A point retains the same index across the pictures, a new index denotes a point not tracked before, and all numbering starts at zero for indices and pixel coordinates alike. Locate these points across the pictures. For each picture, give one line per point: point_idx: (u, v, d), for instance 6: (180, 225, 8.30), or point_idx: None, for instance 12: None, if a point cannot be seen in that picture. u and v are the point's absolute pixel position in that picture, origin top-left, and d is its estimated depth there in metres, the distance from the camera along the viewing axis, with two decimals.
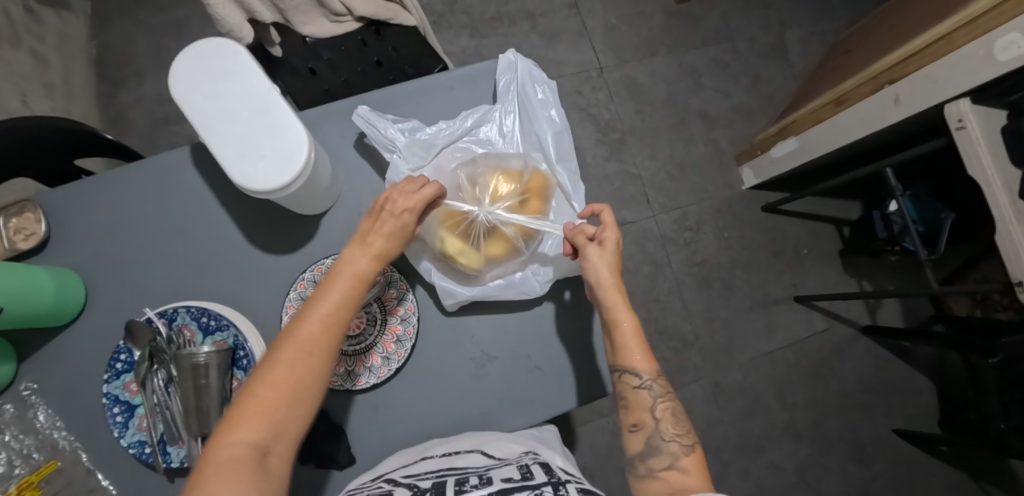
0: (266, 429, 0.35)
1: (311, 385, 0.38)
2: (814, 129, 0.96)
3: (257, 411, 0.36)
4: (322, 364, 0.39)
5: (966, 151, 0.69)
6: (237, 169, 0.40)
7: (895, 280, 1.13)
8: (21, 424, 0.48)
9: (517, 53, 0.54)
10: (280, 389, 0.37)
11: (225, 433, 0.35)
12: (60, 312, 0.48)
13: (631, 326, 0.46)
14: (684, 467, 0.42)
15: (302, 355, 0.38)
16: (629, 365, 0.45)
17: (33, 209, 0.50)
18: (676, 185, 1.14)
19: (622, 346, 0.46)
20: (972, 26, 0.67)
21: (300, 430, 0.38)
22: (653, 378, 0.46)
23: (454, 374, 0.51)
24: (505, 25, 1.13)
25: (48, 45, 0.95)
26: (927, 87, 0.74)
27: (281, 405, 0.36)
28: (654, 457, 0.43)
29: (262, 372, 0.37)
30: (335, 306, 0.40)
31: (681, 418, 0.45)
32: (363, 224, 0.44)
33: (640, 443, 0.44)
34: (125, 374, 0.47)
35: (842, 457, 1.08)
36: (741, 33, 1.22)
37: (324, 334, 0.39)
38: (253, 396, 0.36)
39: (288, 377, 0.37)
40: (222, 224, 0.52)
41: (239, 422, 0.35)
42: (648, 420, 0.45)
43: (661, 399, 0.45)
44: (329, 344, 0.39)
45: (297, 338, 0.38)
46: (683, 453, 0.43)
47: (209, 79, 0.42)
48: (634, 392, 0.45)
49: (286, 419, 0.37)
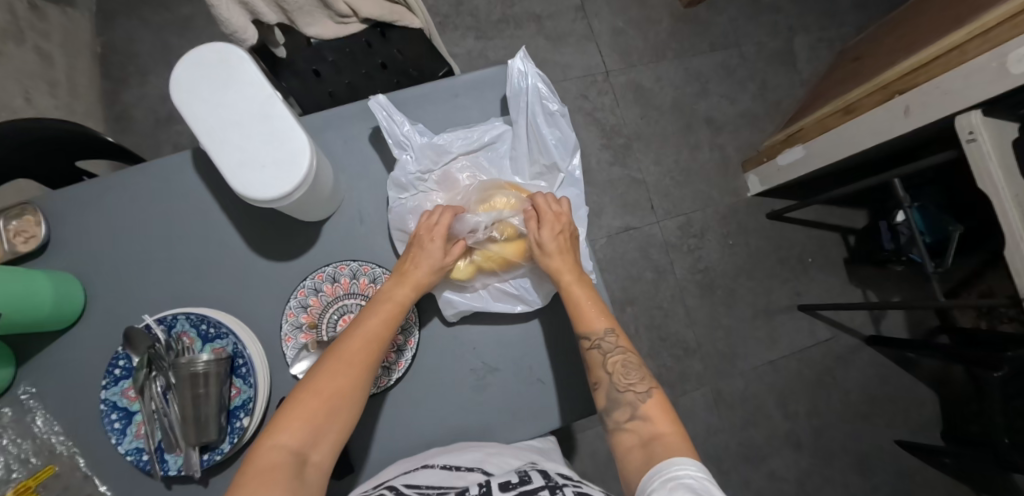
0: (305, 438, 0.38)
1: (351, 398, 0.41)
2: (822, 137, 0.95)
3: (299, 419, 0.39)
4: (361, 379, 0.41)
5: (977, 164, 0.68)
6: (237, 178, 0.40)
7: (900, 290, 1.12)
8: (18, 428, 0.48)
9: (529, 60, 0.52)
10: (321, 399, 0.40)
11: (270, 438, 0.38)
12: (62, 315, 0.48)
13: (586, 297, 0.47)
14: (644, 416, 0.43)
15: (343, 368, 0.41)
16: (582, 329, 0.46)
17: (33, 211, 0.49)
18: (681, 191, 1.13)
19: (576, 315, 0.46)
20: (985, 37, 0.66)
21: (337, 441, 0.40)
22: (604, 336, 0.46)
23: (455, 385, 0.50)
24: (511, 28, 1.13)
25: (52, 42, 0.94)
26: (938, 98, 0.73)
27: (321, 415, 0.39)
28: (617, 410, 0.44)
29: (307, 384, 0.40)
30: (376, 326, 0.43)
31: (634, 367, 0.45)
32: (405, 254, 0.48)
33: (603, 398, 0.45)
34: (124, 380, 0.47)
35: (843, 468, 1.07)
36: (749, 38, 1.21)
37: (365, 351, 0.42)
38: (297, 405, 0.39)
39: (330, 388, 0.40)
40: (223, 229, 0.52)
41: (284, 428, 0.38)
42: (603, 376, 0.45)
43: (613, 354, 0.45)
44: (369, 361, 0.42)
45: (341, 353, 0.42)
46: (640, 401, 0.44)
47: (210, 86, 0.41)
48: (587, 352, 0.46)
49: (324, 430, 0.39)
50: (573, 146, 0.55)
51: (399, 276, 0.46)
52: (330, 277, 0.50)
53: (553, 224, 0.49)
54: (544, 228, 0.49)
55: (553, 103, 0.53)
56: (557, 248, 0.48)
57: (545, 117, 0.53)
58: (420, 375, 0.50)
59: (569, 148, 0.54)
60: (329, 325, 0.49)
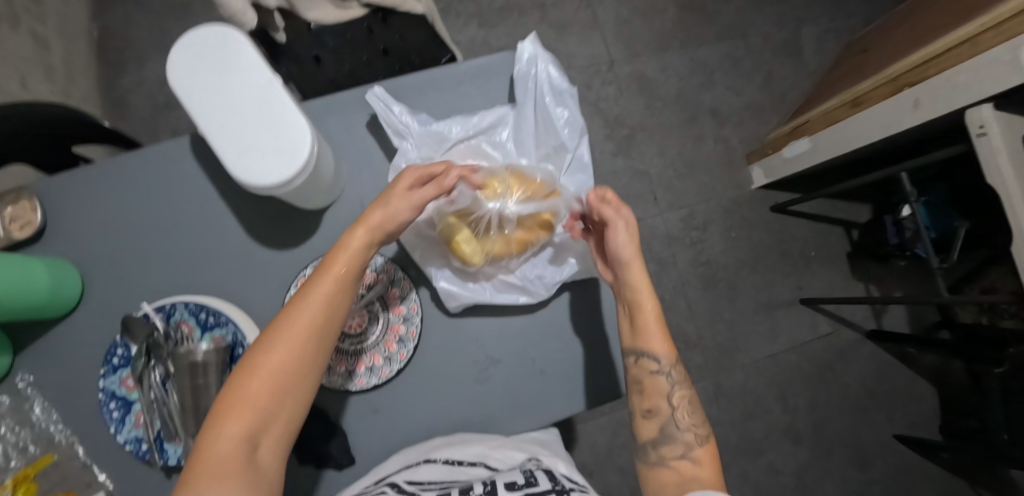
0: (255, 422, 0.36)
1: (300, 376, 0.38)
2: (828, 130, 0.94)
3: (247, 405, 0.36)
4: (314, 357, 0.39)
5: (986, 158, 0.68)
6: (238, 165, 0.39)
7: (902, 285, 1.12)
8: (17, 416, 0.47)
9: (537, 45, 0.51)
10: (267, 379, 0.37)
11: (214, 425, 0.35)
12: (59, 303, 0.47)
13: (653, 311, 0.44)
14: (695, 458, 0.42)
15: (293, 348, 0.38)
16: (650, 350, 0.44)
17: (29, 197, 0.49)
18: (684, 184, 1.12)
19: (643, 334, 0.44)
20: (998, 30, 0.64)
21: (293, 417, 0.39)
22: (673, 364, 0.44)
23: (457, 376, 0.50)
24: (515, 16, 1.11)
25: (48, 26, 0.92)
26: (949, 92, 0.72)
27: (272, 397, 0.37)
28: (666, 445, 0.43)
29: (250, 363, 0.37)
30: (325, 297, 0.40)
31: (697, 407, 0.44)
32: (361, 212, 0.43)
33: (653, 430, 0.44)
34: (122, 369, 0.46)
35: (842, 461, 1.08)
36: (756, 28, 1.19)
37: (315, 323, 0.39)
38: (243, 389, 0.36)
39: (279, 369, 0.37)
40: (223, 217, 0.51)
41: (229, 414, 0.36)
42: (664, 407, 0.44)
43: (679, 386, 0.44)
44: (318, 335, 0.39)
45: (289, 331, 0.38)
46: (697, 443, 0.42)
47: (210, 70, 0.40)
48: (652, 378, 0.44)
49: (276, 411, 0.37)
50: (581, 130, 0.54)
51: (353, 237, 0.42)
52: None
53: (626, 226, 0.45)
54: (617, 228, 0.45)
55: (559, 88, 0.53)
56: (632, 254, 0.45)
57: (551, 104, 0.53)
58: (420, 366, 0.50)
59: (578, 131, 0.54)
60: None
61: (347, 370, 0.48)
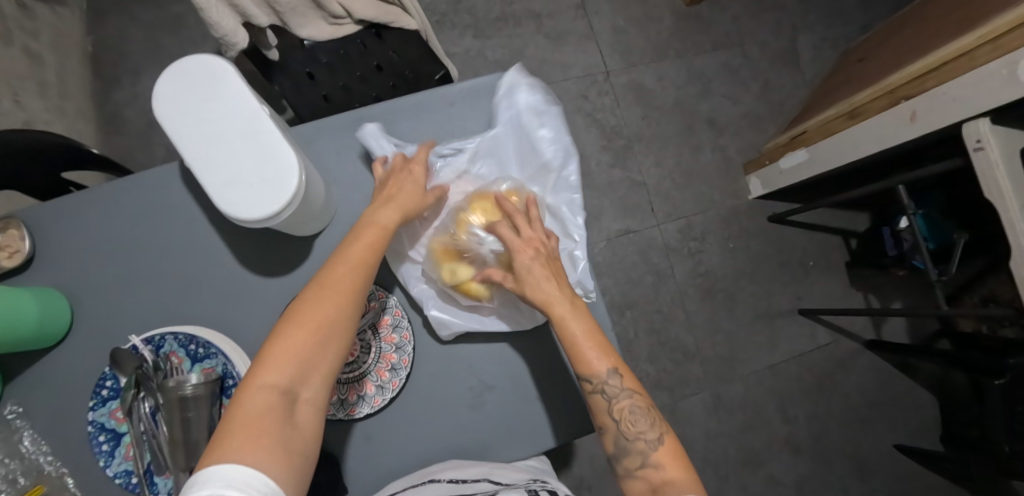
0: (293, 373, 0.37)
1: (338, 331, 0.39)
2: (826, 141, 0.93)
3: (282, 356, 0.37)
4: (348, 310, 0.40)
5: (983, 172, 0.67)
6: (224, 198, 0.38)
7: (901, 294, 1.11)
8: (6, 448, 0.47)
9: (522, 68, 0.53)
10: (304, 333, 0.38)
11: (252, 378, 0.36)
12: (46, 334, 0.46)
13: (581, 332, 0.43)
14: (656, 463, 0.41)
15: (326, 301, 0.39)
16: (580, 370, 0.43)
17: (17, 225, 0.48)
18: (682, 194, 1.11)
19: (575, 353, 0.43)
20: (996, 44, 0.64)
21: (330, 372, 0.39)
22: (607, 378, 0.43)
23: (451, 404, 0.49)
24: (510, 26, 1.10)
25: (42, 42, 0.92)
26: (946, 105, 0.71)
27: (307, 347, 0.38)
28: (626, 457, 0.42)
29: (286, 321, 0.39)
30: (359, 260, 0.42)
31: (642, 413, 0.43)
32: (380, 191, 0.46)
33: (610, 445, 0.43)
34: (112, 400, 0.46)
35: (843, 472, 1.07)
36: (753, 37, 1.19)
37: (349, 282, 0.41)
38: (276, 343, 0.38)
39: (313, 323, 0.39)
40: (214, 245, 0.50)
41: (266, 367, 0.37)
42: (609, 423, 0.43)
43: (617, 399, 0.43)
44: (352, 293, 0.41)
45: (322, 285, 0.40)
46: (652, 448, 0.42)
47: (195, 101, 0.40)
48: (589, 397, 0.43)
49: (315, 364, 0.38)
50: (570, 150, 0.53)
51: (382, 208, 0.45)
52: None
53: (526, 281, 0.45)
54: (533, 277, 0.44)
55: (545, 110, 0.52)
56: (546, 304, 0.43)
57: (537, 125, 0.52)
58: (415, 392, 0.49)
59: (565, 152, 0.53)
60: None
61: (339, 399, 0.47)
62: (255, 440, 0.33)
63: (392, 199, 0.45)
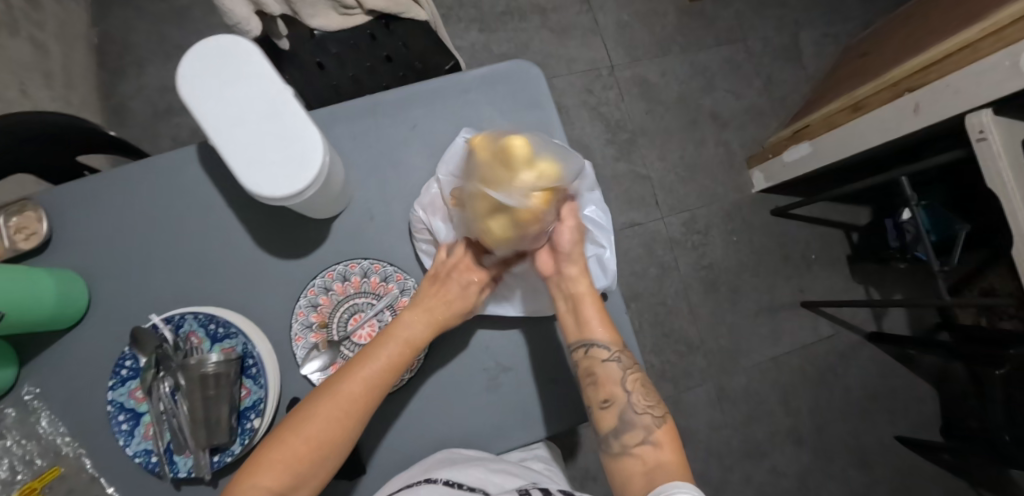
0: (288, 481, 0.38)
1: (339, 444, 0.40)
2: (830, 134, 0.94)
3: (283, 461, 0.38)
4: (354, 425, 0.41)
5: (986, 162, 0.68)
6: (247, 176, 0.38)
7: (902, 287, 1.13)
8: (23, 429, 0.47)
9: (530, 63, 0.56)
10: (309, 443, 0.39)
11: (252, 476, 0.38)
12: (63, 315, 0.46)
13: (590, 292, 0.49)
14: (655, 441, 0.44)
15: (338, 414, 0.40)
16: (595, 339, 0.47)
17: (35, 207, 0.48)
18: (686, 187, 1.12)
19: (585, 324, 0.48)
20: (999, 36, 0.65)
21: (322, 480, 0.40)
22: (619, 350, 0.48)
23: (468, 386, 0.50)
24: (515, 20, 1.11)
25: (48, 32, 0.92)
26: (948, 97, 0.72)
27: (308, 457, 0.39)
28: (626, 434, 0.45)
29: (299, 424, 0.40)
30: (378, 372, 0.43)
31: (648, 389, 0.47)
32: (426, 288, 0.47)
33: (613, 420, 0.45)
34: (131, 380, 0.46)
35: (844, 463, 1.08)
36: (755, 33, 1.20)
37: (359, 399, 0.41)
38: (283, 444, 0.39)
39: (322, 434, 0.40)
40: (231, 228, 0.51)
41: (266, 469, 0.38)
42: (619, 394, 0.46)
43: (630, 371, 0.47)
44: (366, 410, 0.41)
45: (337, 395, 0.41)
46: (655, 425, 0.45)
47: (219, 80, 0.40)
48: (604, 366, 0.47)
49: (310, 472, 0.39)
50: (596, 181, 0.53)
51: (415, 317, 0.45)
52: (340, 275, 0.49)
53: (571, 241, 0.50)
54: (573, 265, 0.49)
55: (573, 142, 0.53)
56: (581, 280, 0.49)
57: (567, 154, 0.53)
58: (431, 375, 0.50)
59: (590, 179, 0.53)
60: (339, 325, 0.48)
61: None
62: None
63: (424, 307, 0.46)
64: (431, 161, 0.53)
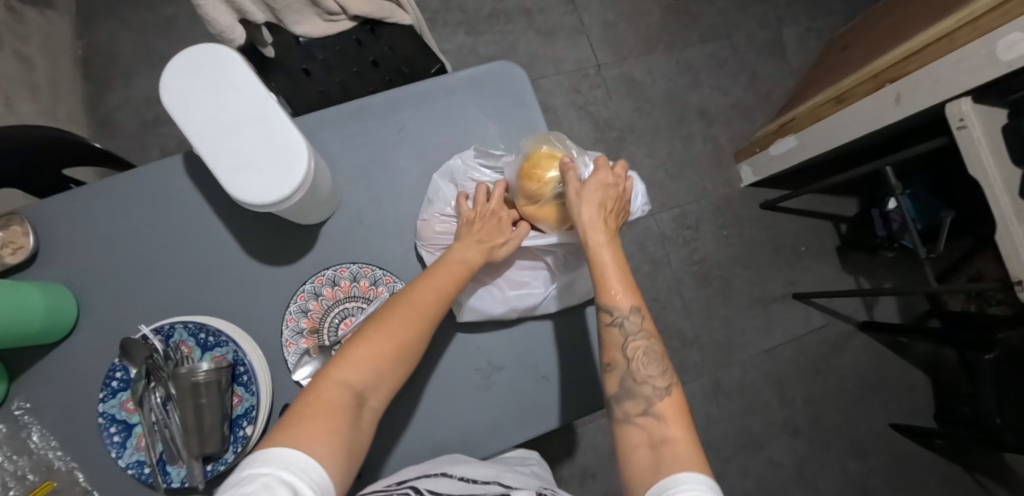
0: (365, 381, 0.38)
1: (414, 349, 0.41)
2: (815, 126, 0.95)
3: (363, 362, 0.39)
4: (426, 333, 0.42)
5: (967, 149, 0.70)
6: (234, 184, 0.39)
7: (892, 276, 1.14)
8: (14, 444, 0.47)
9: (514, 64, 0.56)
10: (385, 347, 0.40)
11: (334, 372, 0.38)
12: (52, 330, 0.46)
13: (614, 271, 0.44)
14: (657, 414, 0.40)
15: (412, 321, 0.41)
16: (602, 301, 0.44)
17: (21, 222, 0.48)
18: (676, 183, 1.13)
19: (600, 285, 0.44)
20: (975, 26, 0.66)
21: (391, 391, 0.40)
22: (627, 314, 0.43)
23: (459, 386, 0.50)
24: (502, 22, 1.12)
25: (32, 46, 0.91)
26: (928, 86, 0.73)
27: (387, 361, 0.40)
28: (629, 401, 0.42)
29: (376, 329, 0.40)
30: (446, 286, 0.44)
31: (654, 356, 0.43)
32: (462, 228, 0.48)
33: (614, 385, 0.43)
34: (122, 392, 0.45)
35: (841, 452, 1.09)
36: (739, 29, 1.21)
37: (428, 311, 0.42)
38: (362, 347, 0.39)
39: (397, 341, 0.40)
40: (220, 237, 0.51)
41: (344, 368, 0.38)
42: (620, 359, 0.43)
43: (634, 338, 0.43)
44: (435, 319, 0.42)
45: (410, 303, 0.42)
46: (657, 397, 0.41)
47: (203, 88, 0.40)
48: (606, 329, 0.44)
49: (384, 377, 0.40)
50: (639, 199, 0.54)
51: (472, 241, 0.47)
52: (330, 280, 0.49)
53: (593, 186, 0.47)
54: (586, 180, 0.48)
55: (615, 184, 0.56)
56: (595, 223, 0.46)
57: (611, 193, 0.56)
58: (426, 376, 0.50)
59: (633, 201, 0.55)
60: (330, 328, 0.48)
61: None
62: (320, 433, 0.34)
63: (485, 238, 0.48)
64: (416, 164, 0.54)
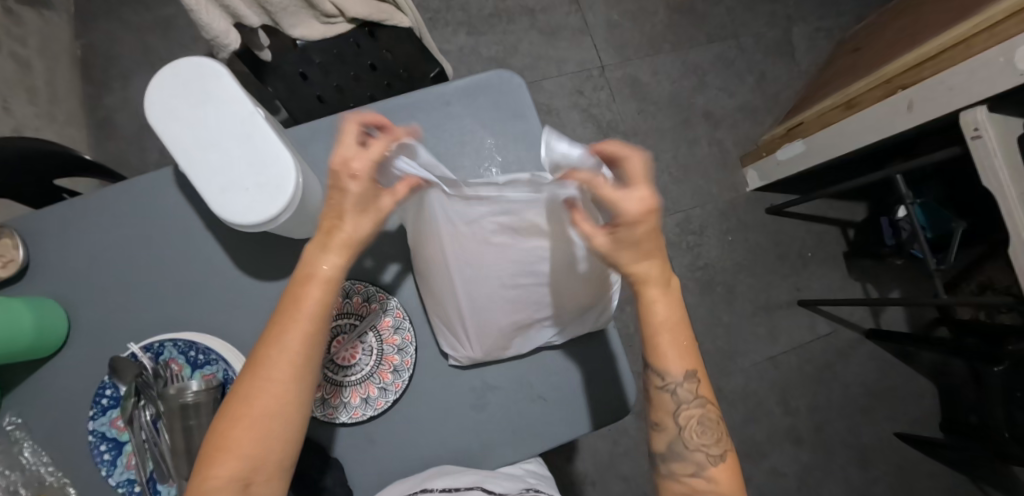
0: (242, 466, 0.33)
1: (285, 410, 0.35)
2: (823, 132, 0.93)
3: (229, 449, 0.33)
4: (295, 388, 0.35)
5: (982, 161, 0.67)
6: (221, 203, 0.38)
7: (900, 283, 1.12)
8: (7, 460, 0.46)
9: (511, 72, 0.54)
10: (249, 425, 0.34)
11: (205, 469, 0.33)
12: (42, 345, 0.45)
13: (668, 319, 0.37)
14: (709, 477, 0.38)
15: (269, 386, 0.34)
16: (655, 363, 0.38)
17: (10, 234, 0.48)
18: (680, 188, 1.11)
19: (651, 347, 0.38)
20: (992, 33, 0.64)
21: (285, 455, 0.35)
22: (681, 381, 0.38)
23: (454, 405, 0.49)
24: (504, 22, 1.10)
25: (30, 47, 0.91)
26: (941, 94, 0.71)
27: (257, 439, 0.34)
28: (676, 462, 0.39)
29: (234, 408, 0.34)
30: (303, 327, 0.35)
31: (710, 423, 0.38)
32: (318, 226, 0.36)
33: (661, 445, 0.40)
34: (112, 409, 0.45)
35: (844, 461, 1.08)
36: (747, 29, 1.19)
37: (288, 364, 0.35)
38: (224, 432, 0.34)
39: (261, 413, 0.34)
40: (212, 252, 0.50)
41: (211, 464, 0.33)
42: (670, 424, 0.39)
43: (688, 405, 0.38)
44: (299, 370, 0.35)
45: (262, 368, 0.34)
46: (710, 463, 0.38)
47: (189, 104, 0.39)
48: (656, 394, 0.39)
49: (262, 454, 0.34)
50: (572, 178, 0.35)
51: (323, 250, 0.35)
52: None
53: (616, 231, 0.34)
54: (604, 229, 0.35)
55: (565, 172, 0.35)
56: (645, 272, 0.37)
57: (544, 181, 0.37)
58: (419, 394, 0.49)
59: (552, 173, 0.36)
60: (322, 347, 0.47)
61: (342, 403, 0.47)
62: None
63: (329, 229, 0.35)
64: None
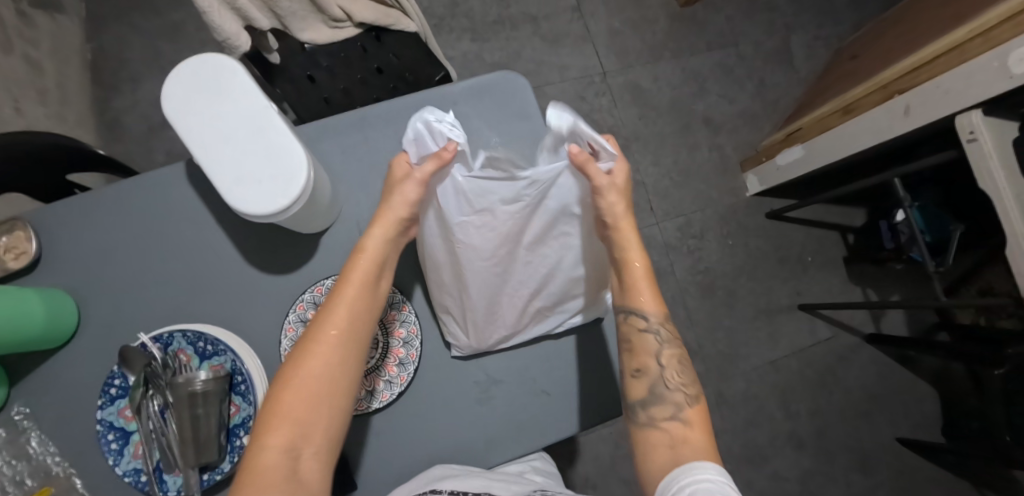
0: (293, 434, 0.37)
1: (334, 381, 0.39)
2: (822, 137, 0.94)
3: (284, 418, 0.37)
4: (344, 361, 0.40)
5: (978, 164, 0.68)
6: (232, 193, 0.39)
7: (900, 288, 1.12)
8: (13, 449, 0.47)
9: (517, 73, 0.56)
10: (302, 393, 0.38)
11: (261, 438, 0.37)
12: (53, 335, 0.46)
13: (643, 268, 0.46)
14: (685, 418, 0.42)
15: (322, 357, 0.39)
16: (636, 306, 0.46)
17: (23, 227, 0.48)
18: (680, 192, 1.13)
19: (633, 290, 0.46)
20: (985, 38, 0.66)
21: (331, 430, 0.39)
22: (661, 323, 0.45)
23: (458, 398, 0.50)
24: (507, 29, 1.12)
25: (42, 50, 0.92)
26: (937, 97, 0.72)
27: (308, 407, 0.38)
28: (655, 405, 0.43)
29: (290, 379, 0.39)
30: (350, 306, 0.41)
31: (685, 366, 0.45)
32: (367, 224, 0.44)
33: (642, 389, 0.44)
34: (120, 399, 0.46)
35: (846, 466, 1.07)
36: (747, 37, 1.21)
37: (338, 338, 0.40)
38: (279, 402, 0.38)
39: (313, 382, 0.39)
40: (220, 246, 0.51)
41: (267, 431, 0.37)
42: (652, 365, 0.44)
43: (667, 345, 0.45)
44: (348, 345, 0.40)
45: (316, 341, 0.40)
46: (686, 403, 0.43)
47: (204, 97, 0.40)
48: (640, 334, 0.45)
49: (312, 423, 0.38)
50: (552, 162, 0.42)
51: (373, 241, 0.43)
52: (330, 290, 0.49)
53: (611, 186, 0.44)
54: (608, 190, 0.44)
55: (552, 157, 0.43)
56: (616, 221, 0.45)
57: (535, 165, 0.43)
58: (424, 388, 0.50)
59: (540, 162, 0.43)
60: None
61: None
62: None
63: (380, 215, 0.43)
64: None
